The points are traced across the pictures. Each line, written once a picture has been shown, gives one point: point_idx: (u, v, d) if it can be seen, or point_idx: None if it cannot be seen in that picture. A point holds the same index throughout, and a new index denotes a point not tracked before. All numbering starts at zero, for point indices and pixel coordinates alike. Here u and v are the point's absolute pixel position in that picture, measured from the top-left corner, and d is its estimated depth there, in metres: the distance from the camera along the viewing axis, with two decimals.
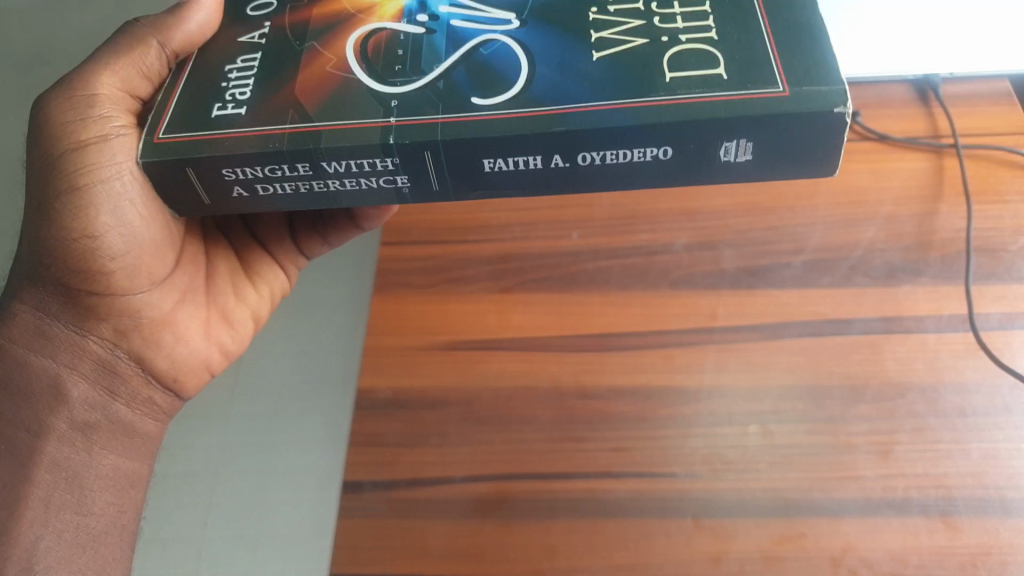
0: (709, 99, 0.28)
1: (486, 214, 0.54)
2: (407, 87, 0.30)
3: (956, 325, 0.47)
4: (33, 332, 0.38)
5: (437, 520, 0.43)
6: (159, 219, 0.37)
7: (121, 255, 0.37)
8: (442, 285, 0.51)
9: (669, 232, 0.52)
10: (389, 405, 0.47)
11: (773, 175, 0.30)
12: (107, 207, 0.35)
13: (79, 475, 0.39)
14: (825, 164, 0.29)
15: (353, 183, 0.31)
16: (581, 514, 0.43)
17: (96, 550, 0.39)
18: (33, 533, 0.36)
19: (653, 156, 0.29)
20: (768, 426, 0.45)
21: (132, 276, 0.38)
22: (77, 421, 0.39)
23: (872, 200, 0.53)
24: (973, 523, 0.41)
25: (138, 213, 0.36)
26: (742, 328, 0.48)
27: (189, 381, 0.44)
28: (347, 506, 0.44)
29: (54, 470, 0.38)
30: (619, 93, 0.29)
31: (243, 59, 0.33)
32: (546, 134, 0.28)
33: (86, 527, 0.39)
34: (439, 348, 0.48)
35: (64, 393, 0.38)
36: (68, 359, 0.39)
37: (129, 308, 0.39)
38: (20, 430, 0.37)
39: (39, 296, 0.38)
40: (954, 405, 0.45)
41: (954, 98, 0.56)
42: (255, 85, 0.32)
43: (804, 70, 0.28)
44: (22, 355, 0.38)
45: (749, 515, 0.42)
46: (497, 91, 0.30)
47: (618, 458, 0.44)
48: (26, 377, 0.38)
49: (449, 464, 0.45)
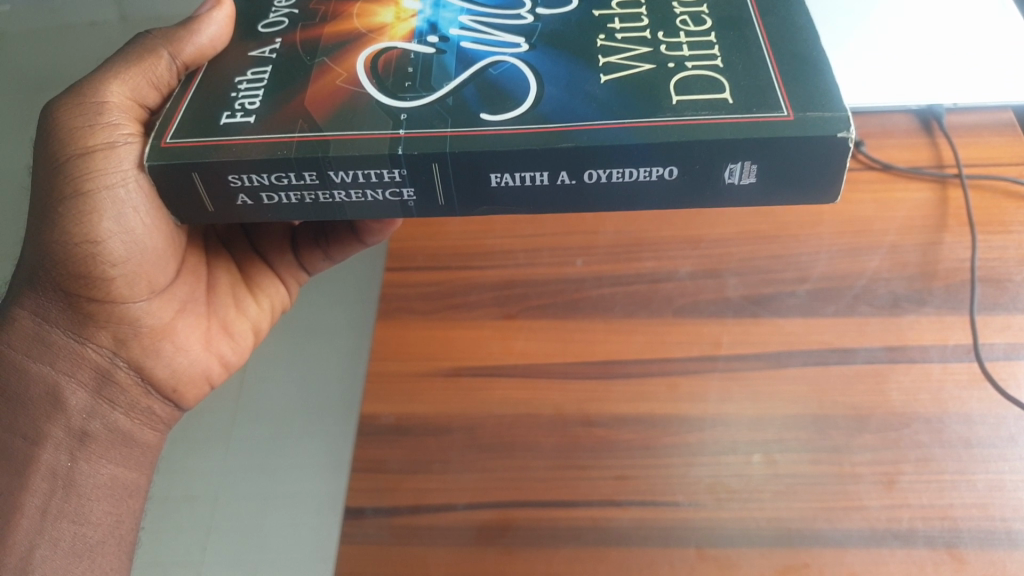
0: (716, 122, 0.28)
1: (490, 240, 0.54)
2: (416, 102, 0.31)
3: (961, 355, 0.47)
4: (32, 339, 0.38)
5: (439, 548, 0.43)
6: (163, 229, 0.38)
7: (122, 262, 0.37)
8: (446, 311, 0.51)
9: (673, 260, 0.52)
10: (392, 431, 0.47)
11: (777, 198, 0.30)
12: (111, 215, 0.36)
13: (76, 483, 0.39)
14: (828, 186, 0.29)
15: (358, 194, 0.31)
16: (584, 542, 0.43)
17: (92, 560, 0.39)
18: (27, 541, 0.37)
19: (658, 176, 0.30)
20: (772, 455, 0.45)
21: (131, 284, 0.39)
22: (75, 430, 0.39)
23: (877, 229, 0.53)
24: (979, 555, 0.41)
25: (141, 221, 0.36)
26: (746, 357, 0.48)
27: (188, 393, 0.45)
28: (349, 532, 0.44)
29: (51, 479, 0.38)
30: (627, 113, 0.29)
31: (254, 71, 0.33)
32: (553, 151, 0.29)
33: (82, 537, 0.39)
34: (442, 374, 0.48)
35: (62, 400, 0.39)
36: (66, 367, 0.39)
37: (127, 317, 0.40)
38: (17, 438, 0.38)
39: (39, 301, 0.38)
40: (959, 436, 0.44)
41: (958, 129, 0.57)
42: (265, 97, 0.32)
43: (809, 95, 0.29)
44: (21, 361, 0.38)
45: (753, 545, 0.42)
46: (507, 107, 0.30)
47: (621, 487, 0.44)
48: (24, 384, 0.38)
49: (452, 491, 0.45)
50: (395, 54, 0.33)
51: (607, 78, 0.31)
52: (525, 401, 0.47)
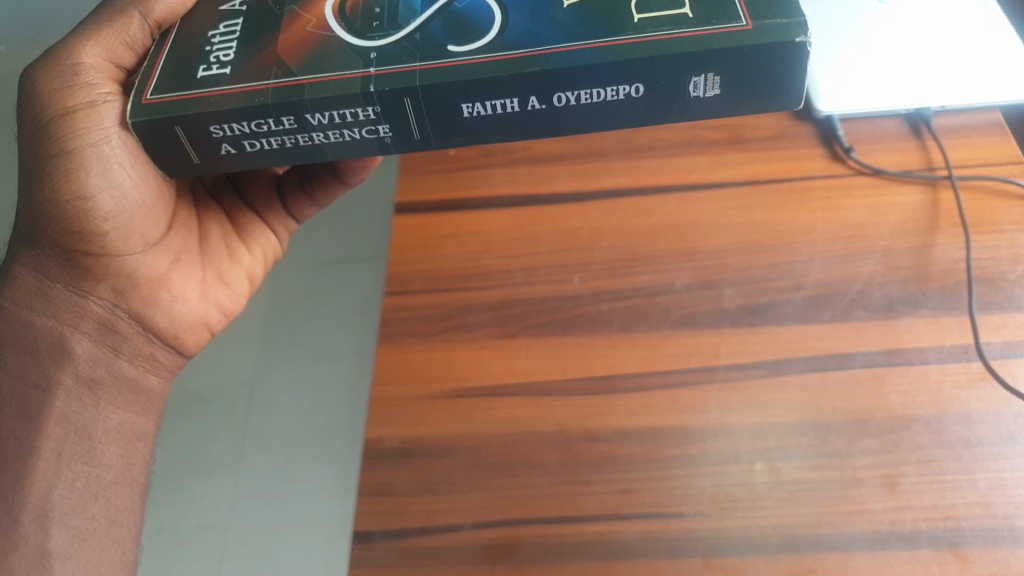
0: (676, 37, 0.30)
1: (487, 261, 0.54)
2: (385, 40, 0.31)
3: (958, 356, 0.48)
4: (34, 294, 0.41)
5: (447, 567, 0.44)
6: (150, 182, 0.39)
7: (114, 216, 0.39)
8: (445, 333, 0.51)
9: (669, 273, 0.52)
10: (396, 454, 0.47)
11: (740, 108, 0.32)
12: (96, 171, 0.37)
13: (88, 428, 0.42)
14: (789, 94, 0.31)
15: (336, 135, 0.32)
16: (591, 557, 0.43)
17: (108, 498, 0.42)
18: (45, 482, 0.39)
19: (625, 94, 0.31)
20: (774, 462, 0.45)
21: (125, 237, 0.40)
22: (83, 377, 0.42)
23: (870, 233, 0.53)
24: (983, 554, 0.41)
25: (128, 175, 0.37)
26: (745, 366, 0.48)
27: (189, 339, 0.46)
28: (357, 556, 0.45)
29: (64, 423, 0.41)
30: (590, 34, 0.30)
31: (225, 25, 0.34)
32: (521, 75, 0.30)
33: (96, 477, 0.42)
34: (443, 397, 0.49)
35: (68, 350, 0.41)
36: (70, 319, 0.41)
37: (125, 268, 0.41)
38: (29, 386, 0.40)
39: (37, 259, 0.40)
40: (959, 436, 0.45)
41: (947, 131, 0.57)
42: (238, 48, 0.33)
43: (765, 5, 0.30)
44: (26, 315, 0.40)
45: (759, 552, 0.42)
46: (472, 38, 0.31)
47: (625, 501, 0.44)
48: (32, 336, 0.40)
49: (460, 511, 0.45)
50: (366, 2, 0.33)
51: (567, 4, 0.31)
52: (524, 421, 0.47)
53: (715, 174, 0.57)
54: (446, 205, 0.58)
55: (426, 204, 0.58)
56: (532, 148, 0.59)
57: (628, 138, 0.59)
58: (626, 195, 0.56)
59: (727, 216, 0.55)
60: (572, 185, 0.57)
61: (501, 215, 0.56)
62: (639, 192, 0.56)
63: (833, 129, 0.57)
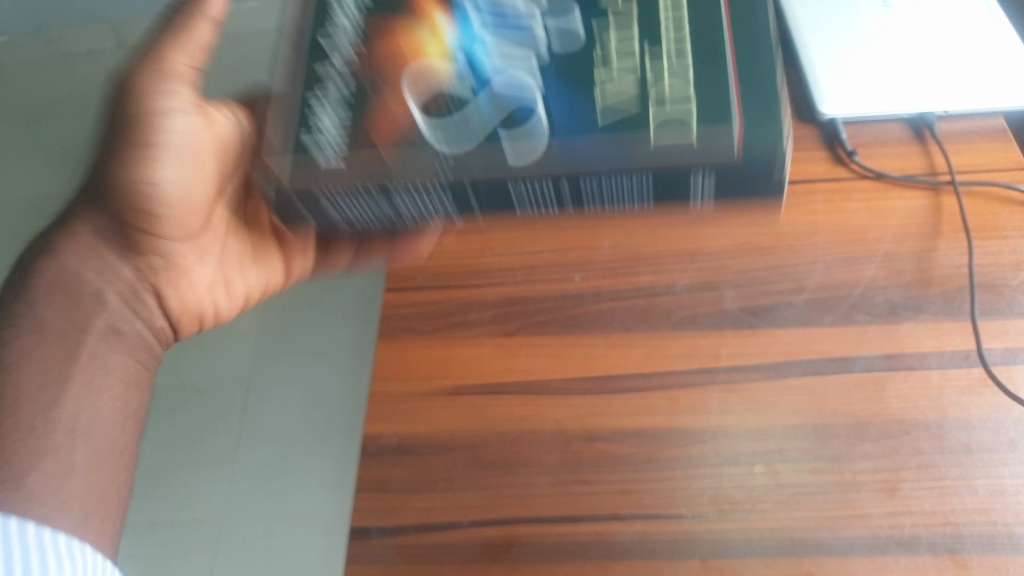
0: (680, 148, 0.34)
1: (487, 259, 0.54)
2: (461, 143, 0.34)
3: (959, 361, 0.47)
4: (88, 246, 0.44)
5: (446, 565, 0.43)
6: (204, 180, 0.45)
7: (172, 204, 0.44)
8: (445, 330, 0.51)
9: (671, 273, 0.52)
10: (395, 451, 0.47)
11: (727, 195, 0.35)
12: (168, 164, 0.43)
13: (107, 369, 0.44)
14: (772, 185, 0.35)
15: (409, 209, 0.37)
16: (589, 557, 0.43)
17: (111, 440, 0.42)
18: (66, 406, 0.41)
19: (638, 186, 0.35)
20: (773, 465, 0.45)
21: (179, 225, 0.45)
22: (112, 327, 0.45)
23: (872, 237, 0.53)
24: (981, 560, 0.41)
25: (178, 163, 0.44)
26: (746, 368, 0.48)
27: (184, 322, 0.50)
28: (355, 552, 0.45)
29: (91, 361, 0.43)
30: (614, 136, 0.34)
31: (320, 90, 0.36)
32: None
33: (98, 424, 0.42)
34: (443, 394, 0.49)
35: (104, 300, 0.44)
36: (108, 276, 0.45)
37: (159, 245, 0.46)
38: (70, 324, 0.43)
39: (94, 217, 0.44)
40: (959, 442, 0.45)
41: (950, 136, 0.57)
42: (339, 121, 0.35)
43: (759, 109, 0.34)
44: (72, 263, 0.44)
45: (757, 555, 0.42)
46: (525, 143, 0.34)
47: (624, 501, 0.44)
48: (76, 281, 0.44)
49: (457, 508, 0.45)
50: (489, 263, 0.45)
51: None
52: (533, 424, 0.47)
53: None
54: None
55: None
56: None
57: None
58: None
59: None
60: None
61: None
62: None
63: (837, 133, 0.57)
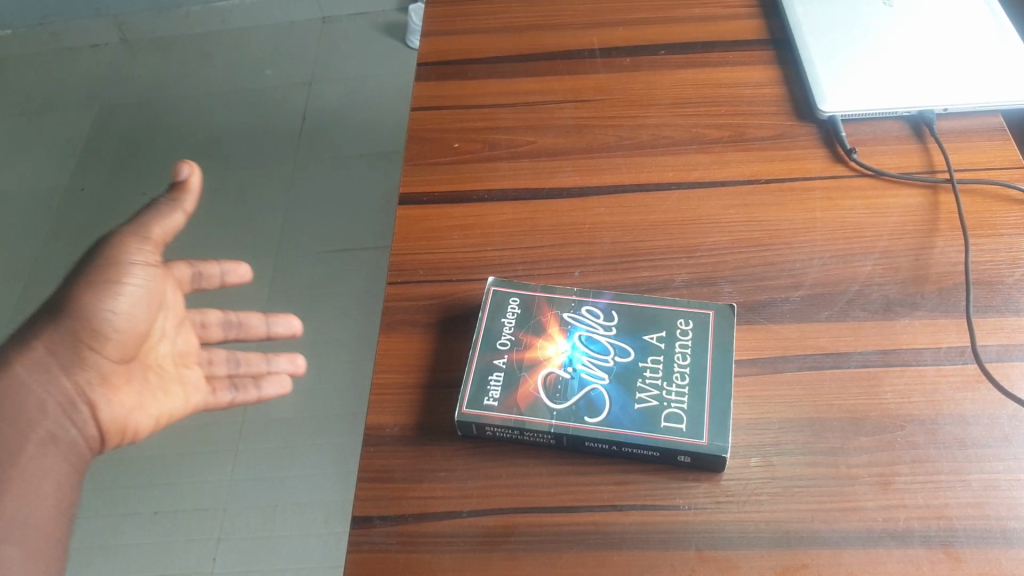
0: None
1: (489, 253, 0.55)
2: None
3: (954, 358, 0.48)
4: (36, 364, 0.50)
5: (445, 554, 0.42)
6: (142, 317, 0.52)
7: (117, 333, 0.51)
8: (447, 322, 0.52)
9: (669, 269, 0.53)
10: (396, 441, 0.47)
11: None
12: (118, 302, 0.50)
13: (28, 475, 0.47)
14: None
15: None
16: (587, 546, 0.42)
17: (39, 532, 0.46)
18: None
19: None
20: (769, 458, 0.45)
21: (112, 348, 0.51)
22: (45, 438, 0.50)
23: (869, 235, 0.54)
24: (975, 554, 0.41)
25: (134, 306, 0.51)
26: (742, 363, 0.48)
27: (114, 436, 0.54)
28: (356, 541, 0.43)
29: (16, 467, 0.47)
30: None
31: None
32: (610, 442, 0.43)
33: (28, 516, 0.46)
34: (445, 385, 0.49)
35: (39, 411, 0.50)
36: (45, 388, 0.50)
37: (94, 367, 0.51)
38: (9, 432, 0.48)
39: (44, 336, 0.50)
40: (953, 437, 0.45)
41: (949, 134, 0.58)
42: None
43: None
44: (20, 375, 0.50)
45: (752, 546, 0.42)
46: None
47: (620, 492, 0.44)
48: (15, 396, 0.49)
49: (457, 498, 0.44)
50: (553, 374, 0.46)
51: (639, 402, 0.45)
52: (548, 445, 0.45)
53: (717, 172, 0.58)
54: (451, 197, 0.58)
55: (430, 195, 0.59)
56: (536, 142, 0.61)
57: (631, 136, 0.60)
58: (628, 190, 0.57)
59: (728, 213, 0.56)
60: (575, 179, 0.58)
61: (503, 208, 0.57)
62: (641, 188, 0.57)
63: (836, 130, 0.58)
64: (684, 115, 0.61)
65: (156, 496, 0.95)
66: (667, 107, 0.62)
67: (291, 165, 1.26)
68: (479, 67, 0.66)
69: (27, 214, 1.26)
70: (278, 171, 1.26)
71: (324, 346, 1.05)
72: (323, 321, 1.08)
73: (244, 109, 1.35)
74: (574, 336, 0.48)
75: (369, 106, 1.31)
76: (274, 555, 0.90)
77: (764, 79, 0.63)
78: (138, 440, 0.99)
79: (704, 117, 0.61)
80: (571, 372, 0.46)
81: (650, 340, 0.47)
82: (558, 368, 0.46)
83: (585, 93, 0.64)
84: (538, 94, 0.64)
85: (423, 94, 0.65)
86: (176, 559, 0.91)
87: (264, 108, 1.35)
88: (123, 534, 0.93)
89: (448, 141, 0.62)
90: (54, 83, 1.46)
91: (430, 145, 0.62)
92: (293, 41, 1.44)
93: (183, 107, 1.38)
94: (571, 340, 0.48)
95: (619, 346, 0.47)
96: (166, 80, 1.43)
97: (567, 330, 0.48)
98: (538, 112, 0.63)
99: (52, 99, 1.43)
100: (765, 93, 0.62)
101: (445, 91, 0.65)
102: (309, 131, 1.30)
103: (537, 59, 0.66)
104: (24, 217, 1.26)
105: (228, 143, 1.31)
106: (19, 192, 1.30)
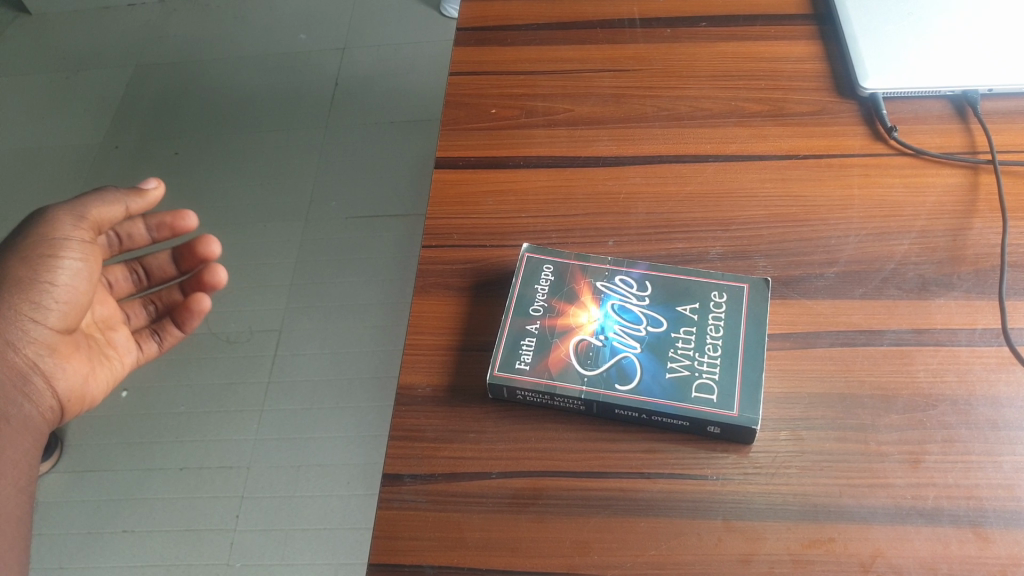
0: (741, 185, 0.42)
1: (524, 220, 0.55)
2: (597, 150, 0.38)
3: (989, 339, 0.47)
4: None
5: (473, 513, 0.43)
6: (84, 289, 0.56)
7: (62, 304, 0.55)
8: (481, 286, 0.52)
9: (705, 241, 0.53)
10: (428, 402, 0.47)
11: None
12: (59, 276, 0.54)
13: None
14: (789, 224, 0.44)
15: None
16: (614, 511, 0.42)
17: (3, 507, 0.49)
18: None
19: None
20: (798, 432, 0.45)
21: (59, 317, 0.55)
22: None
23: (906, 213, 0.53)
24: (1003, 534, 0.41)
25: (77, 280, 0.55)
26: (775, 336, 0.48)
27: (67, 402, 0.58)
28: (385, 497, 0.44)
29: None
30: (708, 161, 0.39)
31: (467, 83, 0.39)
32: (640, 410, 0.44)
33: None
34: (477, 348, 0.49)
35: None
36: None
37: (36, 339, 0.54)
38: None
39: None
40: (986, 418, 0.44)
41: (991, 115, 0.57)
42: None
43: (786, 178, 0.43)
44: None
45: (779, 518, 0.42)
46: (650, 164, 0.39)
47: (650, 460, 0.44)
48: None
49: (486, 459, 0.44)
50: (586, 341, 0.46)
51: (671, 372, 0.45)
52: (577, 411, 0.45)
53: (755, 145, 0.57)
54: (486, 163, 0.58)
55: (466, 160, 0.59)
56: (573, 111, 0.61)
57: (668, 107, 0.60)
58: (664, 161, 0.57)
59: (765, 187, 0.55)
60: (611, 148, 0.58)
61: (539, 175, 0.57)
62: (678, 159, 0.57)
63: (877, 107, 0.58)
64: (723, 88, 0.61)
65: (180, 452, 0.97)
66: (706, 79, 0.61)
67: (323, 130, 1.27)
68: (518, 34, 0.66)
69: (61, 169, 1.27)
70: (310, 136, 1.26)
71: (352, 312, 1.06)
72: (352, 287, 1.09)
73: (277, 72, 1.35)
74: (607, 304, 0.48)
75: (403, 73, 1.31)
76: (297, 514, 0.91)
77: (805, 54, 0.62)
78: (166, 398, 1.01)
79: (744, 91, 0.60)
80: (603, 340, 0.46)
81: (683, 311, 0.47)
82: (591, 336, 0.46)
83: (623, 63, 0.63)
84: (577, 62, 0.64)
85: (461, 59, 0.65)
86: (199, 513, 0.92)
87: (298, 72, 1.35)
88: (148, 488, 0.94)
89: (484, 107, 0.62)
90: (90, 40, 1.47)
91: (467, 110, 0.62)
92: (329, 5, 1.44)
93: (217, 69, 1.38)
94: (604, 309, 0.48)
95: (651, 316, 0.47)
96: (201, 41, 1.43)
97: (600, 298, 0.48)
98: (576, 80, 0.62)
99: (88, 56, 1.44)
100: (806, 67, 0.61)
101: (483, 57, 0.65)
102: (342, 97, 1.30)
103: (576, 27, 0.66)
104: (57, 172, 1.27)
105: (261, 106, 1.31)
106: (53, 147, 1.31)
